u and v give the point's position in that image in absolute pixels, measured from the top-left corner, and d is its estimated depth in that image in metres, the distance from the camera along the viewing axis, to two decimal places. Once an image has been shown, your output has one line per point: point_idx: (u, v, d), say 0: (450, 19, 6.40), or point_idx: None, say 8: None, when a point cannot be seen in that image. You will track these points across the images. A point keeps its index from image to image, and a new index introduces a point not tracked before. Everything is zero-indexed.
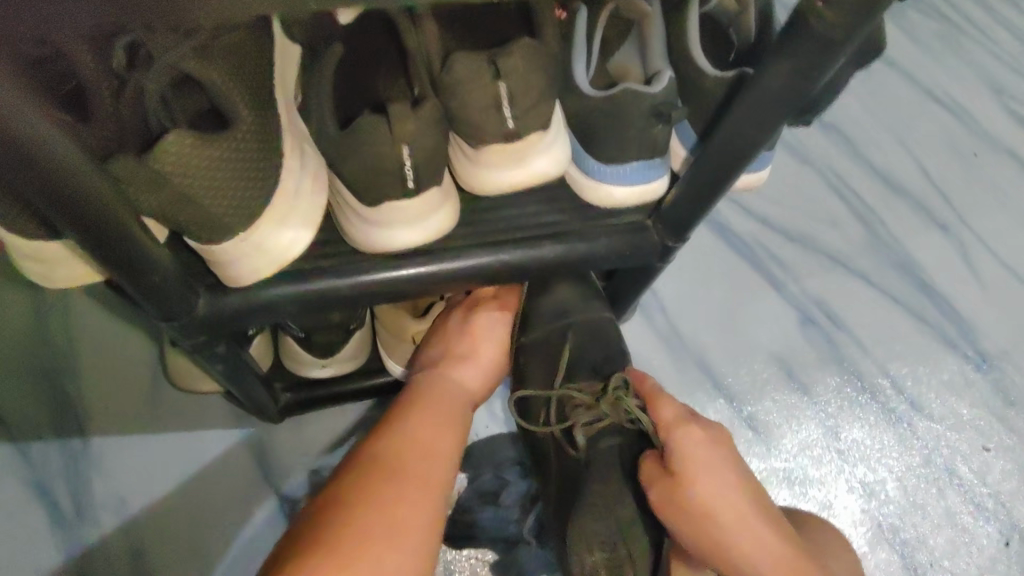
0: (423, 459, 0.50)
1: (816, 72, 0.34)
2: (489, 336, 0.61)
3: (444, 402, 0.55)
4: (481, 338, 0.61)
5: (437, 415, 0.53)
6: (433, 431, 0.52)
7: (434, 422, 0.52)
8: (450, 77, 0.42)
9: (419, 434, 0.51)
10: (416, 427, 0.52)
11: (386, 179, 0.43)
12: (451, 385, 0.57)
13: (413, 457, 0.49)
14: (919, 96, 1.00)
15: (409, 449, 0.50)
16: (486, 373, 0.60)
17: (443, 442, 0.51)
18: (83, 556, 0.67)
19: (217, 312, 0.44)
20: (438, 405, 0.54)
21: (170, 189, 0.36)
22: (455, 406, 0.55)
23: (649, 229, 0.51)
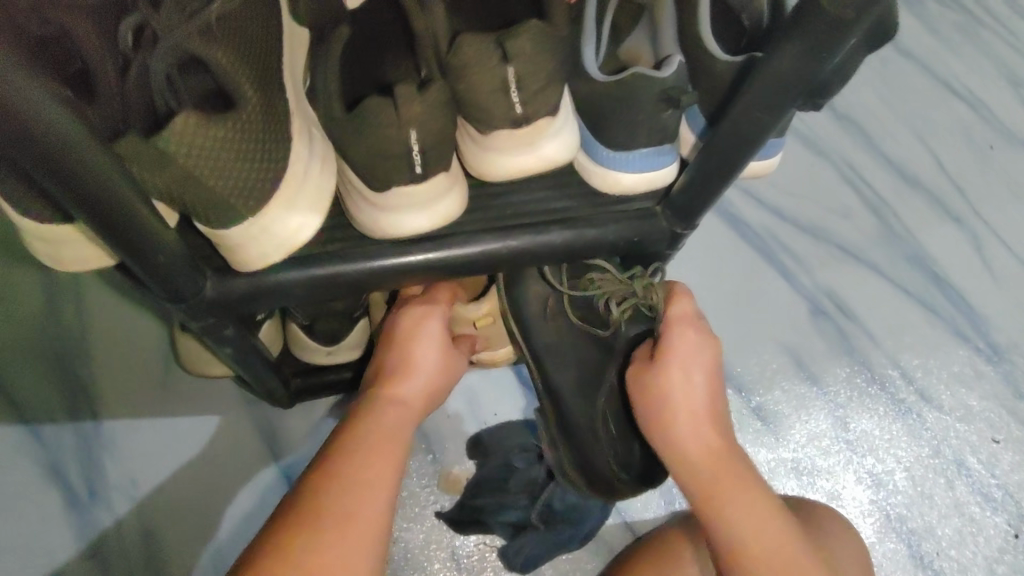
0: (362, 493, 0.46)
1: (827, 53, 0.34)
2: (425, 338, 0.56)
3: (385, 425, 0.51)
4: (415, 342, 0.56)
5: (373, 439, 0.49)
6: (370, 460, 0.48)
7: (373, 449, 0.48)
8: (458, 60, 0.42)
9: (356, 463, 0.47)
10: (353, 454, 0.48)
11: (393, 164, 0.43)
12: (391, 403, 0.52)
13: (350, 492, 0.46)
14: (934, 84, 0.99)
15: (343, 483, 0.46)
16: (429, 380, 0.55)
17: (383, 470, 0.48)
18: (94, 536, 0.68)
19: (225, 295, 0.44)
20: (377, 428, 0.50)
21: (177, 169, 0.36)
22: (397, 427, 0.51)
23: (658, 217, 0.50)
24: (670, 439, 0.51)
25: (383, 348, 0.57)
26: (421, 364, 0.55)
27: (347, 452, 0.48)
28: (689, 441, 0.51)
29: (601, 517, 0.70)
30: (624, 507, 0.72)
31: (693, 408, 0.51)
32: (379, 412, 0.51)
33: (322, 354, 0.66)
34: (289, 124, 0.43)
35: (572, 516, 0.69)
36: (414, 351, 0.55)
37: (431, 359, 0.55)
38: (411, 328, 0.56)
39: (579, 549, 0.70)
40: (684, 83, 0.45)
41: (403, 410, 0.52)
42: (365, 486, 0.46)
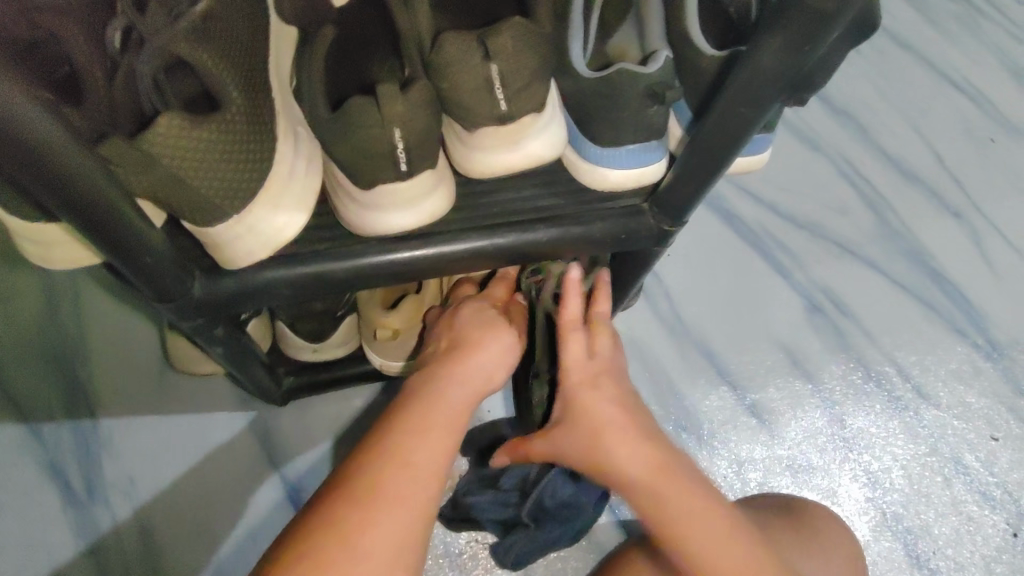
0: (406, 476, 0.46)
1: (809, 47, 0.34)
2: (499, 325, 0.57)
3: (440, 409, 0.50)
4: (490, 327, 0.57)
5: (428, 425, 0.49)
6: (421, 446, 0.48)
7: (423, 436, 0.48)
8: (440, 57, 0.42)
9: (403, 447, 0.47)
10: (403, 439, 0.48)
11: (379, 162, 0.43)
12: (455, 384, 0.52)
13: (392, 475, 0.46)
14: (933, 78, 0.98)
15: (388, 466, 0.46)
16: (495, 364, 0.55)
17: (432, 456, 0.48)
18: (91, 534, 0.68)
19: (213, 294, 0.45)
20: (429, 415, 0.50)
21: (161, 171, 0.36)
22: (453, 412, 0.51)
23: (646, 213, 0.50)
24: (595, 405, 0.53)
25: (453, 327, 0.57)
26: (490, 347, 0.56)
27: (396, 435, 0.48)
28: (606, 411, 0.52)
29: (594, 515, 0.69)
30: (617, 505, 0.72)
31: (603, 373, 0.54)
32: (436, 395, 0.51)
33: (311, 351, 0.67)
34: (275, 123, 0.43)
35: (566, 514, 0.66)
36: (488, 333, 0.56)
37: (501, 344, 0.56)
38: (487, 317, 0.58)
39: (572, 547, 0.70)
40: (670, 79, 0.45)
41: (464, 394, 0.52)
42: (409, 470, 0.46)
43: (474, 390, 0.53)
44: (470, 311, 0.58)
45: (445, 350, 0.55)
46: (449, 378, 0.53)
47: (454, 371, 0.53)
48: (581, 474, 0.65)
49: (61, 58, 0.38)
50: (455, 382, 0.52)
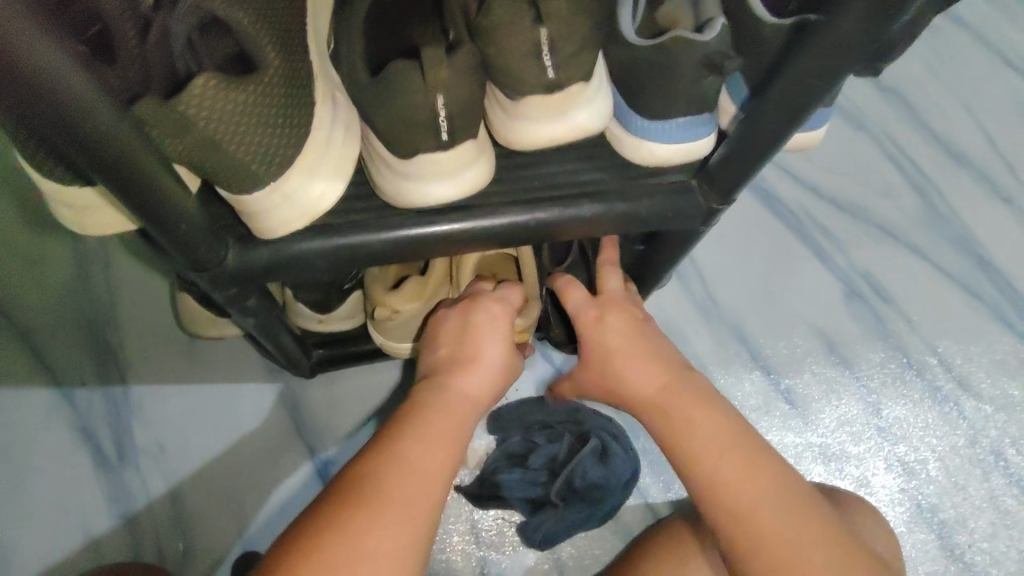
0: (417, 478, 0.46)
1: (896, 11, 0.32)
2: (488, 333, 0.54)
3: (439, 419, 0.50)
4: (481, 335, 0.54)
5: (432, 433, 0.49)
6: (422, 458, 0.47)
7: (424, 448, 0.48)
8: (487, 20, 0.40)
9: (406, 455, 0.47)
10: (406, 449, 0.47)
11: (419, 130, 0.41)
12: (453, 396, 0.51)
13: (398, 481, 0.45)
14: (988, 57, 0.93)
15: (394, 471, 0.46)
16: (494, 376, 0.54)
17: (430, 473, 0.47)
18: (122, 498, 0.69)
19: (248, 264, 0.44)
20: (429, 430, 0.49)
21: (196, 133, 0.35)
22: (452, 424, 0.50)
23: (694, 190, 0.48)
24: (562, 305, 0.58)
25: (442, 343, 0.55)
26: (487, 356, 0.54)
27: (399, 446, 0.47)
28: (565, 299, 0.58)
29: (623, 495, 0.69)
30: (647, 487, 0.71)
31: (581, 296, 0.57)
32: (435, 409, 0.50)
33: (315, 321, 0.66)
34: (313, 87, 0.41)
35: (594, 495, 0.67)
36: (478, 347, 0.54)
37: (494, 354, 0.54)
38: (481, 325, 0.54)
39: (599, 528, 0.70)
40: (727, 48, 0.43)
41: (462, 405, 0.51)
42: (416, 475, 0.46)
43: (474, 401, 0.52)
44: (463, 320, 0.55)
45: (437, 362, 0.54)
46: (448, 389, 0.52)
47: (454, 382, 0.52)
48: (611, 453, 0.68)
49: (94, 18, 0.36)
50: (451, 394, 0.52)
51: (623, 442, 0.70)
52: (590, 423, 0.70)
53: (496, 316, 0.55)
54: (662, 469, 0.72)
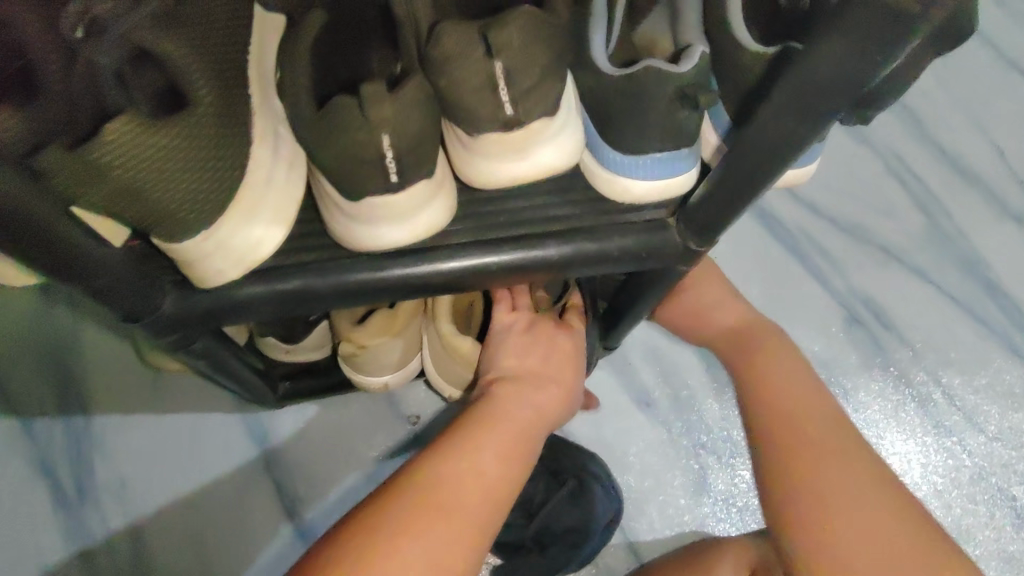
0: (480, 478, 0.43)
1: (881, 57, 0.28)
2: (559, 360, 0.53)
3: (512, 425, 0.47)
4: (551, 364, 0.53)
5: (506, 439, 0.46)
6: (473, 478, 0.43)
7: (496, 449, 0.45)
8: (436, 52, 0.36)
9: (478, 456, 0.44)
10: (479, 448, 0.45)
11: (366, 170, 0.38)
12: (527, 408, 0.49)
13: (464, 479, 0.43)
14: (1002, 69, 0.88)
15: (463, 470, 0.43)
16: (561, 401, 0.52)
17: (478, 493, 0.43)
18: (81, 535, 0.66)
19: (187, 312, 0.40)
20: (486, 449, 0.45)
21: (112, 181, 0.31)
22: (524, 434, 0.47)
23: (671, 228, 0.44)
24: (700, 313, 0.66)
25: (505, 367, 0.52)
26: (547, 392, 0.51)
27: (473, 442, 0.45)
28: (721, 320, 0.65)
29: (602, 541, 0.67)
30: (629, 526, 0.69)
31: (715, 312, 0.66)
32: (493, 432, 0.46)
33: (284, 351, 0.63)
34: (249, 124, 0.38)
35: (572, 539, 0.67)
36: (539, 385, 0.51)
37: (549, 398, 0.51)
38: (542, 367, 0.52)
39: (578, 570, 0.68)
40: (704, 79, 0.39)
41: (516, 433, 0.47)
42: (481, 480, 0.43)
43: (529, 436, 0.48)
44: (532, 348, 0.53)
45: (513, 368, 0.52)
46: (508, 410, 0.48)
47: (512, 407, 0.48)
48: (586, 491, 0.67)
49: (13, 51, 0.32)
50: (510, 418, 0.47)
51: (602, 477, 0.68)
52: (566, 463, 0.68)
53: (561, 346, 0.54)
54: (645, 507, 0.70)
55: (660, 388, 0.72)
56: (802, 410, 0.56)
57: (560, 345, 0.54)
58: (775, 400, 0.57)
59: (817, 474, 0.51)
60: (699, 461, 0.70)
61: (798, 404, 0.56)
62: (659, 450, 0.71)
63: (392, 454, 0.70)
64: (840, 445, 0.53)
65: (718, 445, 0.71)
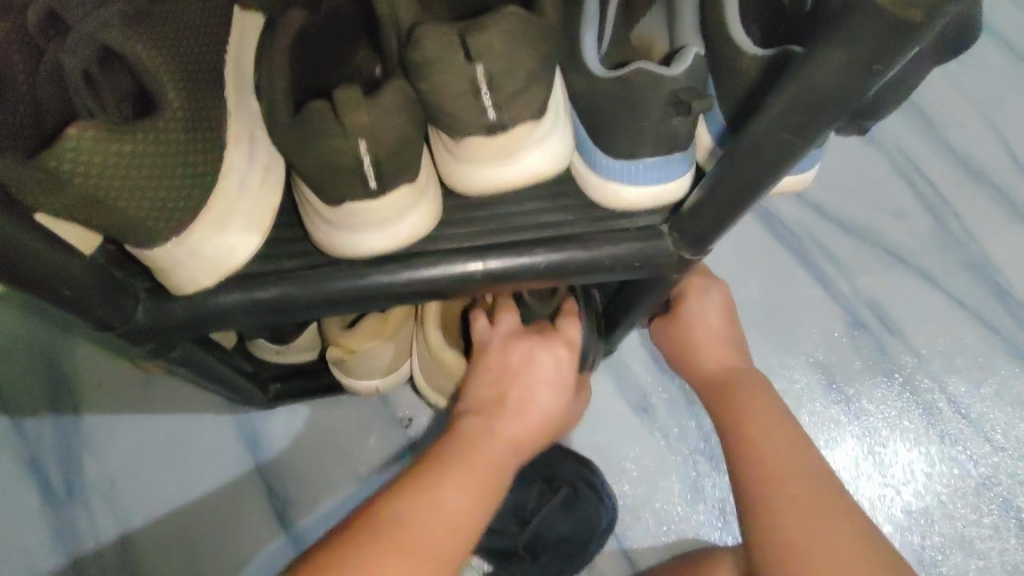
0: (443, 517, 0.39)
1: (880, 66, 0.26)
2: (540, 377, 0.47)
3: (484, 457, 0.43)
4: (532, 382, 0.47)
5: (475, 472, 0.42)
6: (459, 496, 0.40)
7: (463, 485, 0.41)
8: (416, 55, 0.35)
9: (442, 493, 0.40)
10: (444, 484, 0.40)
11: (343, 177, 0.36)
12: (502, 438, 0.44)
13: (424, 518, 0.39)
14: (1016, 66, 0.86)
15: (425, 508, 0.39)
16: (544, 424, 0.47)
17: (464, 511, 0.40)
18: (71, 535, 0.66)
19: (161, 321, 0.39)
20: (477, 468, 0.42)
21: (72, 190, 0.30)
22: (497, 466, 0.43)
23: (665, 236, 0.41)
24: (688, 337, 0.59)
25: (493, 374, 0.48)
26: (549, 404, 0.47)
27: (438, 477, 0.41)
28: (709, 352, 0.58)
29: (598, 549, 0.66)
30: (624, 534, 0.68)
31: (709, 332, 0.59)
32: (484, 450, 0.43)
33: (274, 353, 0.62)
34: (223, 128, 0.37)
35: (567, 548, 0.65)
36: (532, 394, 0.47)
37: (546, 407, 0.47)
38: (539, 376, 0.47)
39: None
40: (698, 83, 0.38)
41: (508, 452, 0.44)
42: (444, 519, 0.39)
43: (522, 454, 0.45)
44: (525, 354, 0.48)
45: (490, 392, 0.47)
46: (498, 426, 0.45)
47: (503, 423, 0.45)
48: (579, 501, 0.65)
49: None
50: (502, 436, 0.44)
51: (598, 487, 0.66)
52: (561, 470, 0.67)
53: (543, 360, 0.47)
54: (641, 515, 0.68)
55: (657, 393, 0.71)
56: (776, 447, 0.50)
57: (542, 357, 0.47)
58: (747, 434, 0.51)
59: (789, 534, 0.46)
60: (696, 469, 0.69)
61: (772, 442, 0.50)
62: (655, 457, 0.69)
63: (383, 458, 0.69)
64: (816, 500, 0.47)
65: (716, 452, 0.69)
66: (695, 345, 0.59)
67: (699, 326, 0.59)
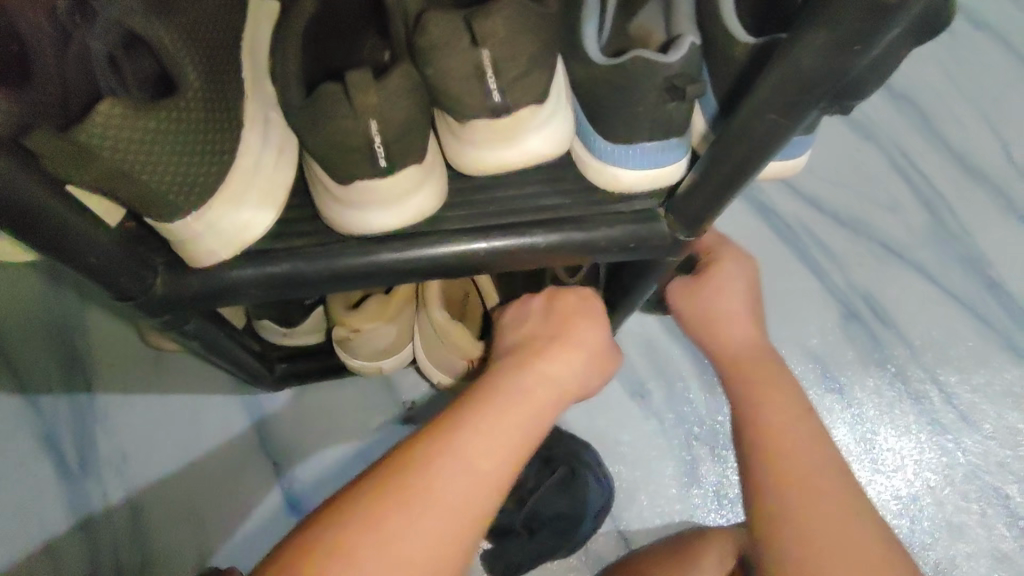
0: (471, 460, 0.37)
1: (860, 46, 0.28)
2: (571, 321, 0.46)
3: (514, 401, 0.41)
4: (565, 325, 0.46)
5: (505, 415, 0.40)
6: (490, 440, 0.38)
7: (492, 430, 0.39)
8: (424, 40, 0.37)
9: (468, 439, 0.38)
10: (471, 426, 0.39)
11: (354, 157, 0.38)
12: (536, 380, 0.42)
13: (452, 463, 0.37)
14: (1010, 63, 0.87)
15: (450, 453, 0.37)
16: (583, 366, 0.45)
17: (501, 453, 0.38)
18: (83, 509, 0.68)
19: (176, 292, 0.41)
20: (505, 413, 0.40)
21: (100, 163, 0.32)
22: (528, 410, 0.41)
23: (660, 219, 0.43)
24: (709, 302, 0.57)
25: (522, 324, 0.47)
26: (584, 345, 0.45)
27: (468, 421, 0.39)
28: (732, 334, 0.56)
29: (593, 527, 0.68)
30: (620, 515, 0.70)
31: (731, 297, 0.57)
32: (518, 389, 0.41)
33: (281, 336, 0.64)
34: (241, 110, 0.40)
35: (563, 526, 0.67)
36: (566, 333, 0.45)
37: (584, 344, 0.45)
38: (570, 316, 0.46)
39: (569, 556, 0.69)
40: (692, 69, 0.39)
41: (546, 393, 0.42)
42: (471, 463, 0.37)
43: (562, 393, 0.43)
44: (549, 302, 0.48)
45: (522, 341, 0.46)
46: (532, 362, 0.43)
47: (537, 361, 0.43)
48: (575, 482, 0.67)
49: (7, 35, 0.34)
50: (529, 377, 0.42)
51: (593, 467, 0.68)
52: (558, 450, 0.69)
53: (572, 306, 0.47)
54: (636, 497, 0.70)
55: (653, 379, 0.73)
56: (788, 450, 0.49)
57: (571, 306, 0.47)
58: (762, 437, 0.50)
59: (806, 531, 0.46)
60: (691, 452, 0.71)
61: (786, 445, 0.49)
62: (651, 441, 0.71)
63: (387, 437, 0.71)
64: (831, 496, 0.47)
65: (711, 436, 0.71)
66: (716, 311, 0.57)
67: (726, 295, 0.57)
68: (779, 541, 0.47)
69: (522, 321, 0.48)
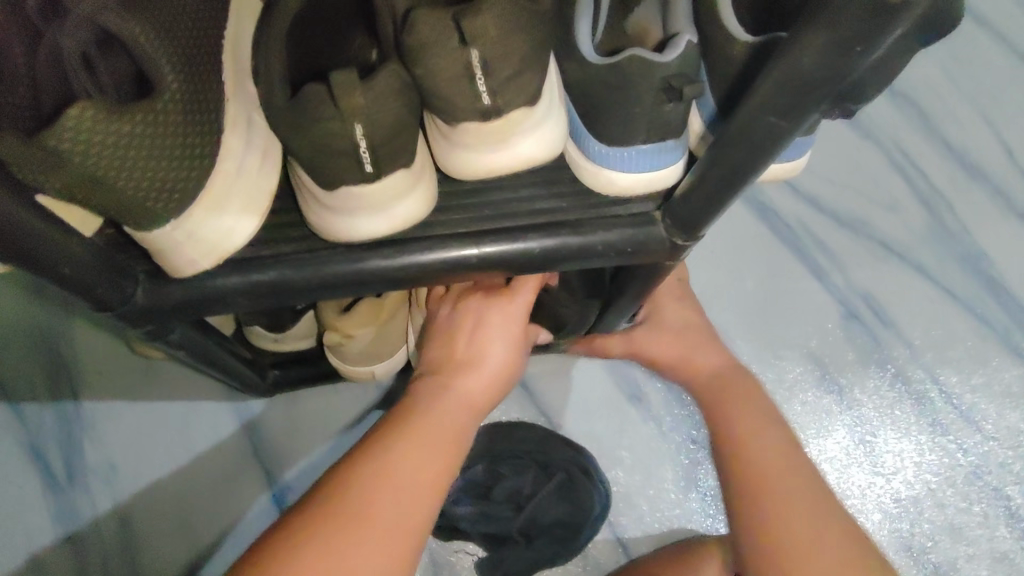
0: (397, 490, 0.39)
1: (863, 47, 0.27)
2: (488, 341, 0.47)
3: (434, 426, 0.43)
4: (483, 344, 0.47)
5: (426, 442, 0.42)
6: (414, 464, 0.40)
7: (416, 454, 0.41)
8: (412, 39, 0.36)
9: (392, 464, 0.40)
10: (395, 454, 0.40)
11: (340, 161, 0.37)
12: (453, 399, 0.45)
13: (380, 491, 0.39)
14: (1010, 59, 0.86)
15: (372, 481, 0.39)
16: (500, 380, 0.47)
17: (428, 472, 0.41)
18: (70, 519, 0.67)
19: (158, 302, 0.39)
20: (426, 436, 0.42)
21: (71, 169, 0.30)
22: (447, 431, 0.43)
23: (658, 222, 0.42)
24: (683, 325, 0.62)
25: (444, 341, 0.48)
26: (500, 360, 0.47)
27: (388, 450, 0.40)
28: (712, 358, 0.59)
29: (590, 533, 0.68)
30: (617, 522, 0.69)
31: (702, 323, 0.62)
32: (440, 414, 0.44)
33: (272, 342, 0.62)
34: (222, 112, 0.38)
35: (562, 532, 0.68)
36: (484, 352, 0.47)
37: (500, 359, 0.47)
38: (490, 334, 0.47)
39: (566, 562, 0.68)
40: (688, 68, 0.38)
41: (466, 413, 0.44)
42: (399, 487, 0.39)
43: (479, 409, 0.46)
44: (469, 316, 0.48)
45: (442, 361, 0.47)
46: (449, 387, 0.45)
47: (456, 383, 0.45)
48: (572, 487, 0.68)
49: None
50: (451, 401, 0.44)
51: (591, 473, 0.68)
52: (555, 455, 0.68)
53: (489, 328, 0.48)
54: (634, 502, 0.69)
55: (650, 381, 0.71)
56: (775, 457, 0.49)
57: (486, 326, 0.48)
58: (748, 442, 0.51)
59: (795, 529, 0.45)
60: (688, 456, 0.70)
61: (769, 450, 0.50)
62: (648, 445, 0.70)
63: None
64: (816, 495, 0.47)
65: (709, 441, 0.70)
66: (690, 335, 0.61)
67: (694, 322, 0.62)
68: (775, 536, 0.46)
69: (445, 336, 0.49)
